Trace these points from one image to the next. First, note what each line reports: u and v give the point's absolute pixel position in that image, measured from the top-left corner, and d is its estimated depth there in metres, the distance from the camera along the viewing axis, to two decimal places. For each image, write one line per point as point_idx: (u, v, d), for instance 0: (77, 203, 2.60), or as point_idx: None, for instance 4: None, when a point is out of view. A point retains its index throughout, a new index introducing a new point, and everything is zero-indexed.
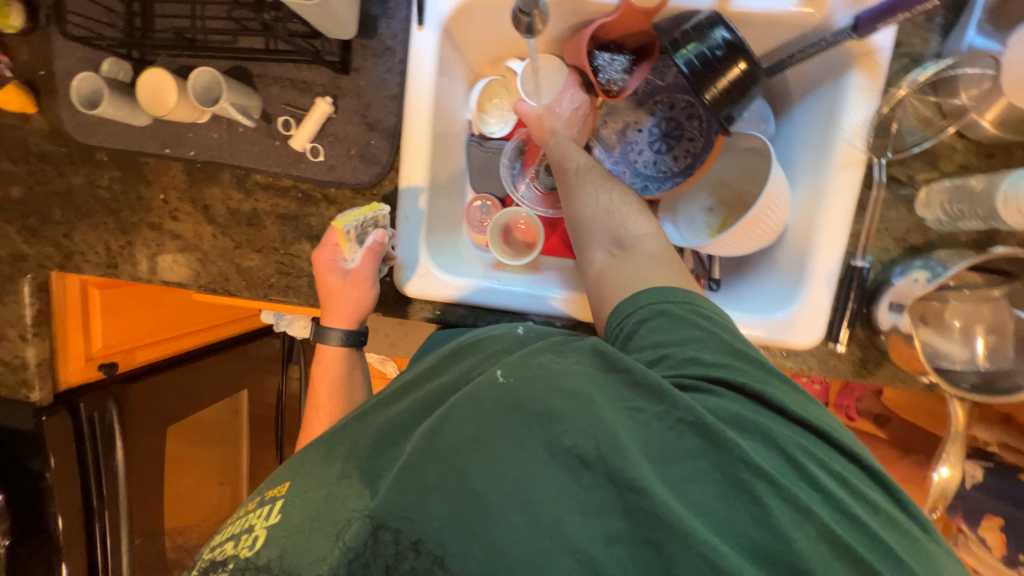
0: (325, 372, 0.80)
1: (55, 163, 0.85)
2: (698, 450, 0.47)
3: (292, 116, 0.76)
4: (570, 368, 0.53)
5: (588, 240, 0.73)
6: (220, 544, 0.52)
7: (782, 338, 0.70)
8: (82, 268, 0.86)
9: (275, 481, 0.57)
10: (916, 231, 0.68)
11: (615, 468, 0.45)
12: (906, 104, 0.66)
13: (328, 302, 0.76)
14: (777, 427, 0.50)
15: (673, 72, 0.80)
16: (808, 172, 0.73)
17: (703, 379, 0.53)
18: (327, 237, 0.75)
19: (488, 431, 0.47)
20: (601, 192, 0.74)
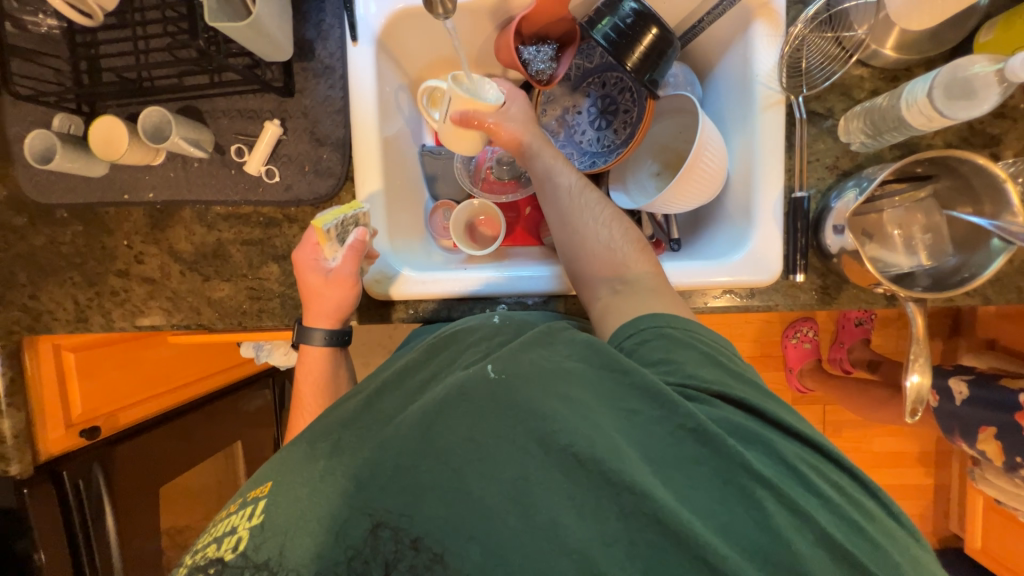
0: (310, 382, 0.78)
1: (15, 227, 0.85)
2: (701, 457, 0.45)
3: (245, 144, 0.79)
4: (562, 365, 0.52)
5: (588, 279, 0.68)
6: (200, 548, 0.50)
7: (748, 279, 0.72)
8: (53, 328, 0.86)
9: (258, 481, 0.54)
10: (845, 157, 0.72)
11: (612, 469, 0.43)
12: (809, 43, 0.71)
13: (310, 302, 0.75)
14: (780, 441, 0.49)
15: (599, 52, 0.86)
16: (738, 124, 0.77)
17: (704, 392, 0.51)
18: (308, 234, 0.74)
19: (482, 432, 0.47)
20: (601, 226, 0.68)
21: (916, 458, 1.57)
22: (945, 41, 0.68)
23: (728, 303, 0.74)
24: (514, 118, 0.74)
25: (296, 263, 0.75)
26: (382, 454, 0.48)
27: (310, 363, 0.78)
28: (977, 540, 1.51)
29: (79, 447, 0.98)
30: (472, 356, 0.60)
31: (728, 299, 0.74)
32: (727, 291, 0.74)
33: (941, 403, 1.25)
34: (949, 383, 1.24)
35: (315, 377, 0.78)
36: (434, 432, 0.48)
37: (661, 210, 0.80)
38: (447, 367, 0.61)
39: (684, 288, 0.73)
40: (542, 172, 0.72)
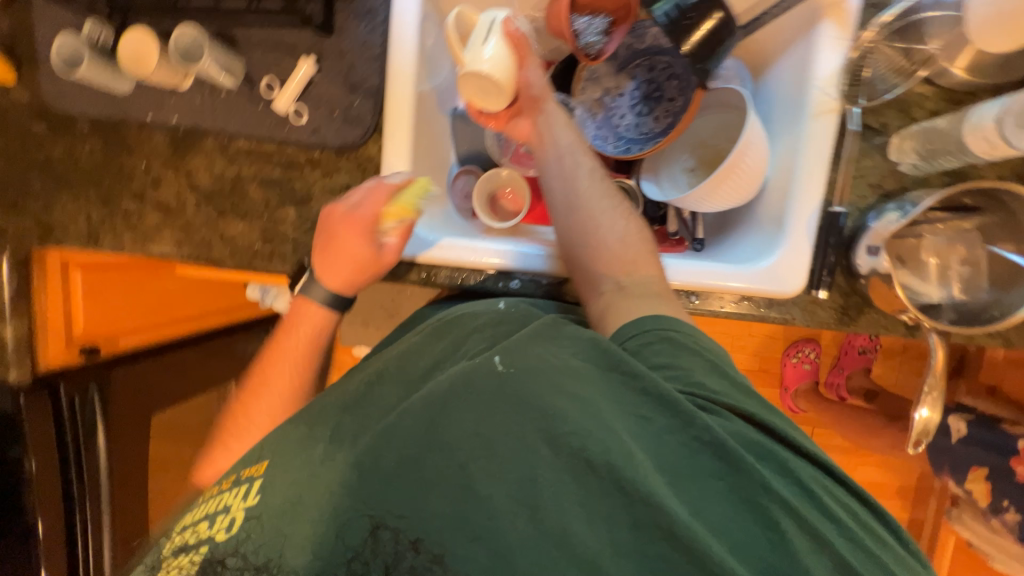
0: (291, 354, 0.73)
1: (35, 133, 0.83)
2: (715, 471, 0.44)
3: (276, 79, 0.77)
4: (567, 363, 0.48)
5: (592, 269, 0.65)
6: (190, 525, 0.52)
7: (771, 289, 0.69)
8: (63, 241, 0.84)
9: (251, 460, 0.56)
10: (891, 177, 0.70)
11: (627, 478, 0.41)
12: (877, 51, 0.67)
13: (342, 267, 0.72)
14: (791, 458, 0.48)
15: (652, 34, 0.82)
16: (787, 129, 0.74)
17: (714, 403, 0.49)
18: (373, 192, 0.71)
19: (489, 426, 0.44)
20: (616, 217, 0.66)
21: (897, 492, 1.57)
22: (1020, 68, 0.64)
23: (745, 310, 0.72)
24: (540, 76, 0.72)
25: (350, 217, 0.71)
26: (387, 430, 0.47)
27: (308, 324, 0.74)
28: None
29: (77, 364, 0.98)
30: (477, 345, 0.58)
31: (743, 305, 0.72)
32: (741, 298, 0.72)
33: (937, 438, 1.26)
34: (950, 421, 1.26)
35: (302, 343, 0.74)
36: (444, 419, 0.45)
37: (692, 207, 0.78)
38: (449, 355, 0.59)
39: (684, 287, 0.71)
40: (563, 147, 0.70)
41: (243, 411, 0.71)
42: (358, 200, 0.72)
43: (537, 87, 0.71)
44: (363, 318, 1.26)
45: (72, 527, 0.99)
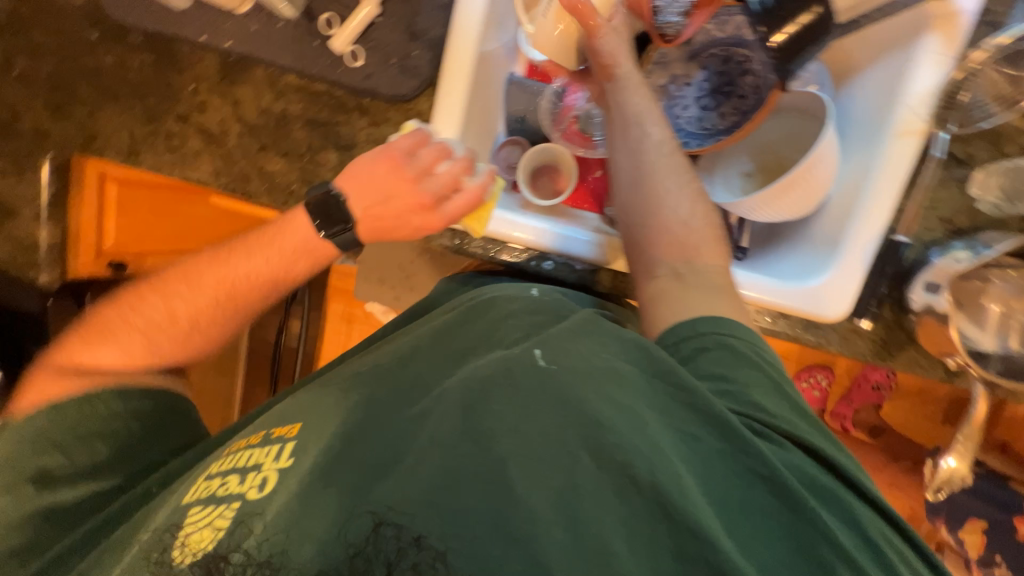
0: (243, 278, 0.67)
1: (88, 40, 0.82)
2: (769, 508, 0.43)
3: (337, 15, 0.75)
4: (613, 365, 0.48)
5: (649, 252, 0.62)
6: (220, 477, 0.52)
7: (808, 310, 0.66)
8: (104, 151, 0.83)
9: (283, 420, 0.57)
10: (964, 214, 0.65)
11: (675, 504, 0.40)
12: (984, 74, 0.62)
13: (385, 223, 0.68)
14: (853, 501, 0.45)
15: (736, 22, 0.76)
16: (862, 146, 0.69)
17: (772, 430, 0.47)
18: (468, 201, 0.67)
19: (530, 425, 0.43)
20: (682, 196, 0.62)
21: None
22: None
23: (778, 328, 0.69)
24: (612, 37, 0.66)
25: (431, 213, 0.67)
26: (426, 415, 0.47)
27: (284, 259, 0.67)
28: None
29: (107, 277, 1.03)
30: (512, 333, 0.56)
31: (778, 323, 0.69)
32: (777, 316, 0.69)
33: None
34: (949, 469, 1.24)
35: (269, 277, 0.68)
36: (482, 410, 0.45)
37: (742, 214, 0.74)
38: (485, 338, 0.58)
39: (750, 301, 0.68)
40: (632, 114, 0.66)
41: (171, 313, 0.68)
42: (446, 196, 0.67)
43: (606, 48, 0.66)
44: (378, 275, 1.23)
45: None
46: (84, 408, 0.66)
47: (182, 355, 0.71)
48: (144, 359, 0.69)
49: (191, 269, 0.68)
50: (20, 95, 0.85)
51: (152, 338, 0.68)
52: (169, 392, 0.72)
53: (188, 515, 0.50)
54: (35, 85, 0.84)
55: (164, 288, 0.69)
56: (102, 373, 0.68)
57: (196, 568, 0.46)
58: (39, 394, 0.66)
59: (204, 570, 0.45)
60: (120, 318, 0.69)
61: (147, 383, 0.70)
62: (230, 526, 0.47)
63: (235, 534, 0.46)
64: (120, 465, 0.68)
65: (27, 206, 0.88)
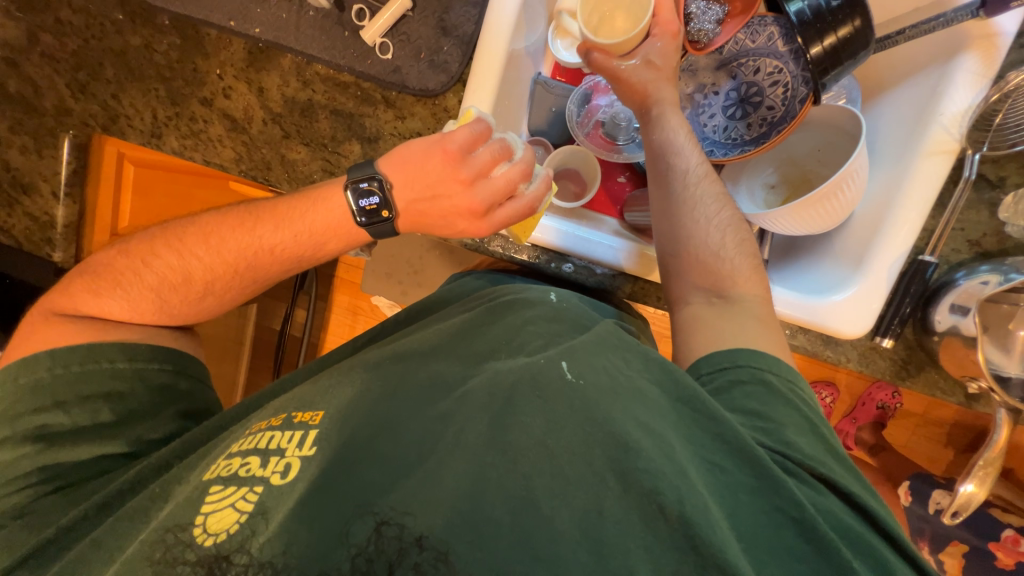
0: (265, 251, 0.66)
1: (114, 20, 0.82)
2: (799, 552, 0.41)
3: (368, 7, 0.75)
4: (640, 388, 0.48)
5: (681, 276, 0.61)
6: (241, 456, 0.51)
7: (810, 321, 0.66)
8: (126, 133, 0.83)
9: (304, 404, 0.55)
10: (993, 237, 0.65)
11: (703, 537, 0.39)
12: (1019, 96, 0.62)
13: (425, 217, 0.65)
14: (892, 557, 0.43)
15: (768, 32, 0.75)
16: (889, 162, 0.69)
17: (806, 470, 0.46)
18: (521, 210, 0.63)
19: (556, 440, 0.43)
20: (716, 227, 0.61)
21: None
22: None
23: (797, 342, 0.69)
24: (665, 49, 0.67)
25: (479, 220, 0.63)
26: (452, 415, 0.47)
27: (309, 239, 0.66)
28: None
29: None
30: (535, 338, 0.56)
31: (796, 339, 0.69)
32: (797, 330, 0.69)
33: (914, 505, 1.26)
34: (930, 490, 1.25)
35: (291, 253, 0.67)
36: (510, 418, 0.45)
37: (766, 226, 0.73)
38: (504, 345, 0.56)
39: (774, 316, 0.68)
40: (665, 138, 0.65)
41: (188, 274, 0.67)
42: (498, 204, 0.63)
43: (658, 60, 0.67)
44: (388, 269, 1.22)
45: None
46: (90, 361, 0.63)
47: (192, 315, 0.70)
48: (156, 316, 0.68)
49: (212, 232, 0.67)
50: (44, 73, 0.85)
51: (166, 296, 0.68)
52: (177, 353, 0.69)
53: (207, 495, 0.48)
54: (58, 62, 0.84)
55: (181, 246, 0.67)
56: (109, 322, 0.66)
57: (197, 567, 0.44)
58: (44, 337, 0.64)
59: (205, 569, 0.43)
60: (133, 270, 0.67)
61: (132, 341, 0.66)
62: (253, 510, 0.46)
63: (256, 523, 0.45)
64: (121, 429, 0.63)
65: (45, 183, 0.87)
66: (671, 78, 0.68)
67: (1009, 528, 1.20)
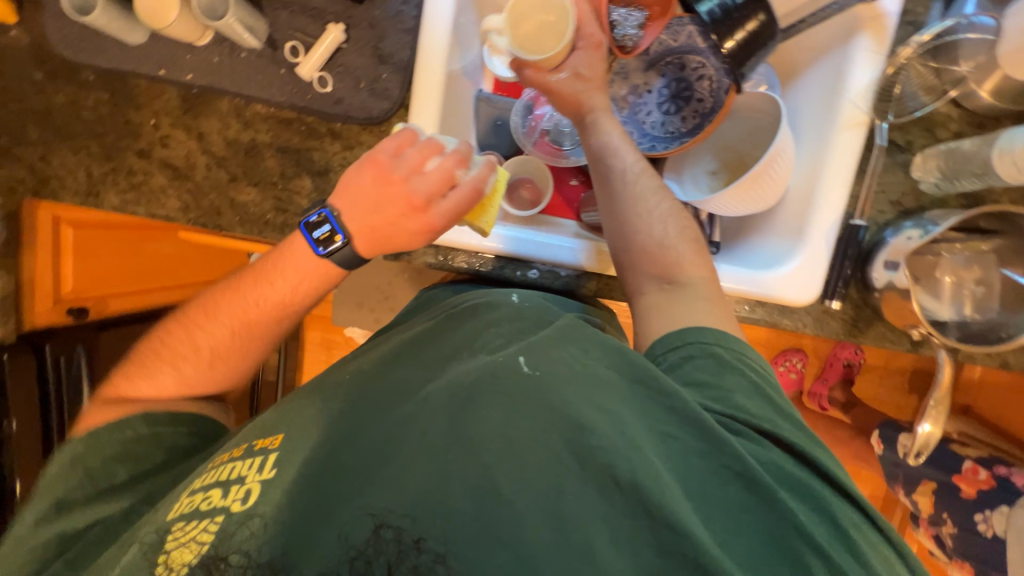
0: (268, 304, 0.65)
1: (35, 80, 0.79)
2: (744, 503, 0.44)
3: (301, 43, 0.75)
4: (597, 372, 0.49)
5: (633, 269, 0.64)
6: (203, 490, 0.49)
7: (756, 292, 0.70)
8: (59, 197, 0.79)
9: (265, 430, 0.54)
10: (910, 195, 0.71)
11: (654, 501, 0.41)
12: (910, 68, 0.68)
13: (375, 231, 0.64)
14: (827, 495, 0.47)
15: (687, 31, 0.79)
16: (812, 139, 0.74)
17: (751, 429, 0.49)
18: (463, 193, 0.63)
19: (516, 431, 0.44)
20: (658, 219, 0.63)
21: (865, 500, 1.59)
22: None
23: (758, 316, 0.73)
24: (587, 60, 0.70)
25: (424, 213, 0.63)
26: (413, 422, 0.47)
27: (292, 281, 0.64)
28: None
29: (62, 324, 0.95)
30: (497, 334, 0.58)
31: (754, 312, 0.73)
32: (752, 304, 0.73)
33: (887, 452, 1.28)
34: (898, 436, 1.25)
35: (280, 300, 0.65)
36: (473, 415, 0.45)
37: (713, 210, 0.78)
38: (467, 346, 0.57)
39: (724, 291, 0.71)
40: (606, 142, 0.68)
41: (194, 345, 0.65)
42: (440, 196, 0.63)
43: (587, 72, 0.71)
44: (358, 298, 1.21)
45: None
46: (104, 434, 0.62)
47: (209, 387, 0.67)
48: (175, 391, 0.66)
49: (210, 300, 0.67)
50: None
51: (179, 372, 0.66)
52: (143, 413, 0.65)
53: (170, 533, 0.47)
54: None
55: (186, 320, 0.67)
56: (128, 403, 0.65)
57: (197, 566, 0.43)
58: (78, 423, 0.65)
59: (203, 570, 0.43)
60: (152, 351, 0.67)
61: (131, 409, 0.64)
62: (213, 541, 0.44)
63: (213, 553, 0.43)
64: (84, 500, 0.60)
65: None
66: (600, 87, 0.72)
67: (968, 459, 1.24)
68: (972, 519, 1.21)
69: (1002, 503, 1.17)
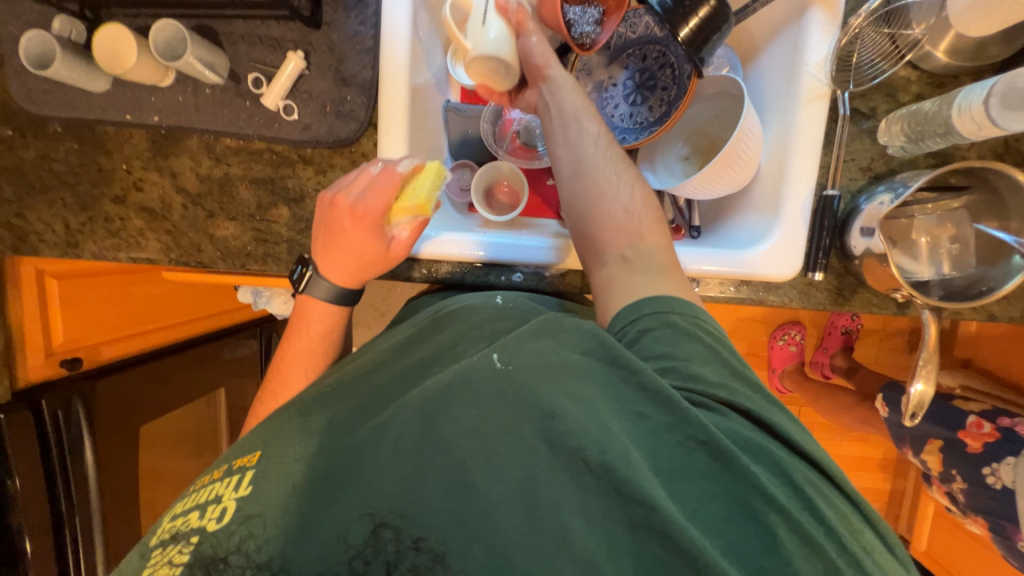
0: (322, 331, 0.71)
1: (1, 136, 0.78)
2: (709, 471, 0.44)
3: (263, 74, 0.75)
4: (566, 357, 0.50)
5: (598, 239, 0.63)
6: (183, 513, 0.48)
7: (726, 270, 0.71)
8: (40, 250, 0.79)
9: (245, 450, 0.53)
10: (880, 160, 0.72)
11: (622, 477, 0.42)
12: (865, 37, 0.69)
13: (336, 250, 0.67)
14: (789, 459, 0.47)
15: (644, 23, 0.82)
16: (778, 115, 0.75)
17: (713, 400, 0.49)
18: (377, 178, 0.65)
19: (489, 424, 0.45)
20: (624, 187, 0.64)
21: (877, 464, 1.61)
22: (999, 52, 0.68)
23: (744, 294, 0.73)
24: (541, 42, 0.70)
25: (352, 212, 0.65)
26: (400, 426, 0.46)
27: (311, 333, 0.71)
28: (922, 544, 1.59)
29: (58, 376, 0.94)
30: (476, 334, 0.59)
31: (739, 291, 0.73)
32: (737, 283, 0.73)
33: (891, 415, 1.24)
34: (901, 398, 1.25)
35: (307, 351, 0.70)
36: (453, 413, 0.46)
37: (688, 195, 0.78)
38: (448, 350, 0.58)
39: (702, 275, 0.71)
40: (568, 113, 0.68)
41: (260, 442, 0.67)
42: (360, 192, 0.65)
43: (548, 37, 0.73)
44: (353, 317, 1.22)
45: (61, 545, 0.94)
46: None
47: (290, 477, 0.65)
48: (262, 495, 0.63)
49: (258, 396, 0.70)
50: None
51: None
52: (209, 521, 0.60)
53: (148, 558, 0.46)
54: None
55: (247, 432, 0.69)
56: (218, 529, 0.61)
57: (193, 567, 0.43)
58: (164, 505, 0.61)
59: (202, 569, 0.42)
60: None
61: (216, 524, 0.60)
62: (187, 563, 0.43)
63: (206, 559, 0.43)
64: None
65: None
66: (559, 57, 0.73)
67: (971, 414, 1.23)
68: (980, 472, 1.19)
69: (1008, 454, 1.14)
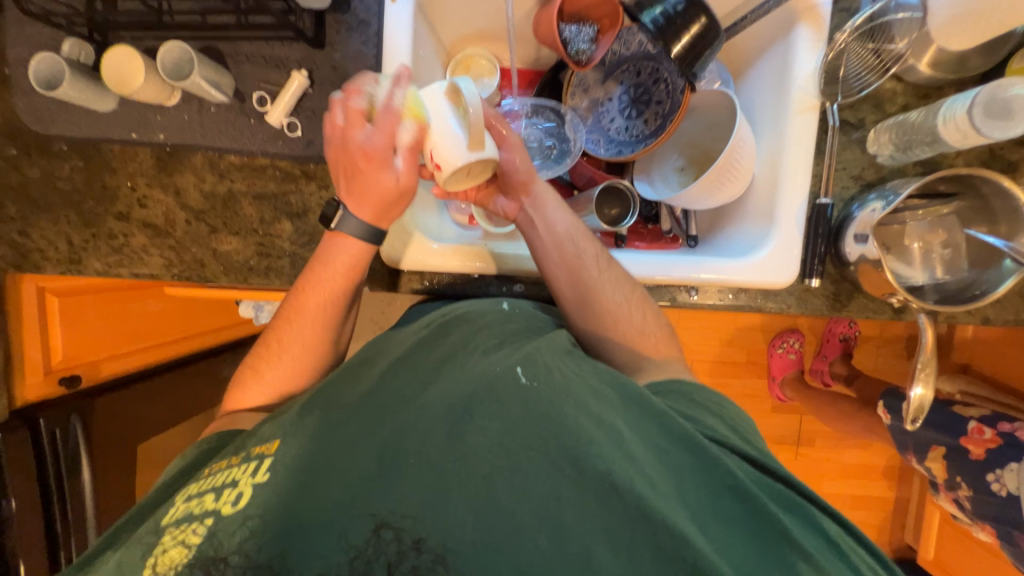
0: (348, 270, 0.67)
1: (7, 156, 0.79)
2: (737, 513, 0.45)
3: (268, 92, 0.77)
4: (598, 391, 0.51)
5: (616, 352, 0.67)
6: (199, 495, 0.47)
7: (723, 279, 0.71)
8: (42, 267, 0.80)
9: (261, 436, 0.52)
10: (870, 169, 0.74)
11: (652, 508, 0.42)
12: (850, 51, 0.72)
13: (359, 189, 0.63)
14: (819, 513, 0.48)
15: (637, 40, 0.85)
16: (770, 131, 0.77)
17: (738, 451, 0.51)
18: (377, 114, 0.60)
19: (512, 438, 0.45)
20: (632, 309, 0.67)
21: (881, 472, 1.60)
22: (979, 64, 0.70)
23: (741, 302, 0.75)
24: (519, 159, 0.69)
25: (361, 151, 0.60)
26: (409, 427, 0.47)
27: (337, 274, 0.66)
28: (929, 552, 1.57)
29: (57, 394, 0.94)
30: (487, 339, 0.59)
31: (737, 298, 0.75)
32: (737, 290, 0.74)
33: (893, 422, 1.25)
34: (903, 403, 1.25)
35: (331, 293, 0.67)
36: (461, 421, 0.47)
37: (685, 205, 0.79)
38: (461, 348, 0.58)
39: (702, 284, 0.73)
40: (563, 234, 0.68)
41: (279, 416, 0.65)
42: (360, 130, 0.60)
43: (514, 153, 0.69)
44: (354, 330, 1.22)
45: (55, 565, 0.93)
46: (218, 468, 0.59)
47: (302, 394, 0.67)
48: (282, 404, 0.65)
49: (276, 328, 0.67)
50: None
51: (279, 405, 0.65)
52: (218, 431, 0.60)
53: (160, 540, 0.45)
54: None
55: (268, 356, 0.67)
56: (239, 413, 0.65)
57: (192, 569, 0.42)
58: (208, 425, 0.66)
59: (202, 571, 0.42)
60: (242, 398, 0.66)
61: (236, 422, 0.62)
62: (203, 546, 0.43)
63: (206, 559, 0.42)
64: None
65: None
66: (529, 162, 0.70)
67: (972, 419, 1.23)
68: (984, 478, 1.19)
69: (1012, 460, 1.15)
